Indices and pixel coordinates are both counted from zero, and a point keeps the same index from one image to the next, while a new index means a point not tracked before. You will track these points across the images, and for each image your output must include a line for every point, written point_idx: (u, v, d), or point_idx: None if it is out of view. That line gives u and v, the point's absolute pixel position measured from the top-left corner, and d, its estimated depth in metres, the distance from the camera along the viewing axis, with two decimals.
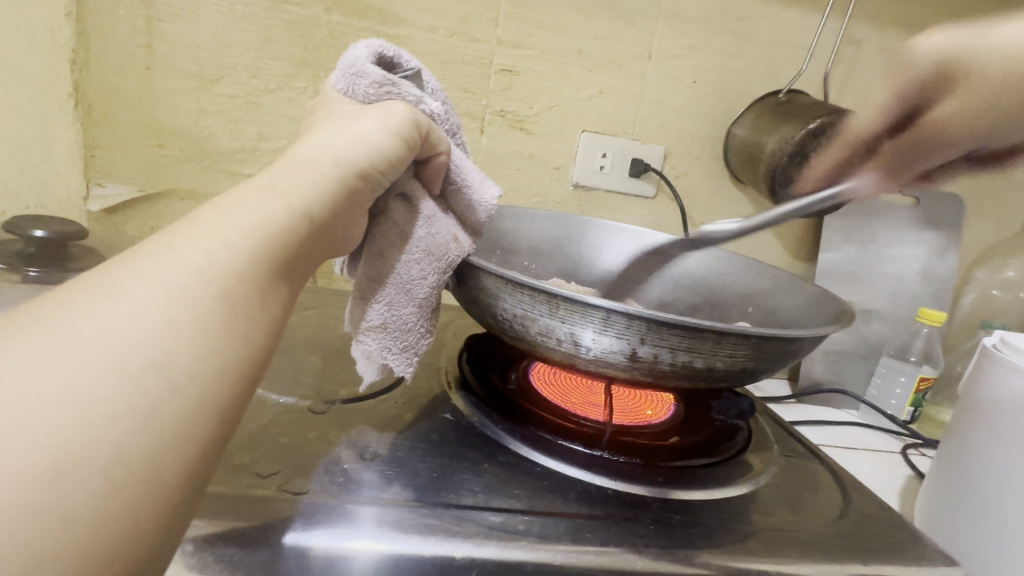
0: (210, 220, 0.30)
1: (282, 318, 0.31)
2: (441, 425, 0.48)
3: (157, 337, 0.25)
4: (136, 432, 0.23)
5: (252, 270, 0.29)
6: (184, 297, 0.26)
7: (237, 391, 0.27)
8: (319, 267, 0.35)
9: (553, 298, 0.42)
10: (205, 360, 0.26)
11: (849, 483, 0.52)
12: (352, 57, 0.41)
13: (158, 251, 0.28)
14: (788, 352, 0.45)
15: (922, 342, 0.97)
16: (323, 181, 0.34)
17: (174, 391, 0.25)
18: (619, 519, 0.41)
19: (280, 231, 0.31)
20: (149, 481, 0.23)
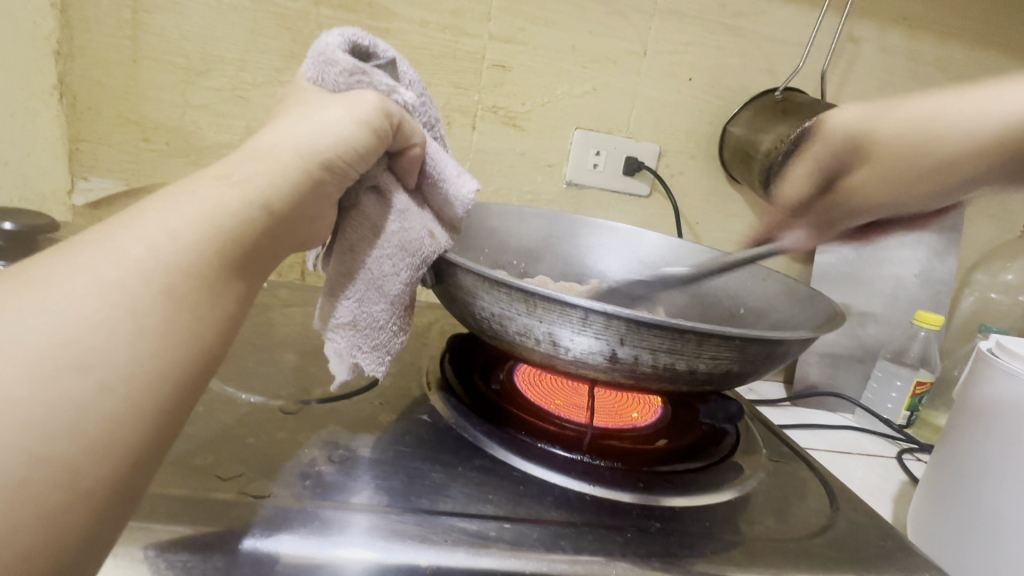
0: (159, 210, 0.28)
1: (238, 315, 0.30)
2: (418, 427, 0.47)
3: (87, 336, 0.24)
4: (57, 436, 0.23)
5: (201, 265, 0.28)
6: (120, 294, 0.25)
7: (179, 393, 0.26)
8: (280, 261, 0.34)
9: (531, 297, 0.40)
10: (141, 361, 0.25)
11: (838, 490, 0.50)
12: (324, 44, 0.39)
13: (102, 243, 0.27)
14: (775, 355, 0.43)
15: (919, 346, 0.95)
16: (283, 172, 0.33)
17: (104, 393, 0.24)
18: (597, 526, 0.39)
19: (233, 223, 0.30)
20: (68, 484, 0.23)
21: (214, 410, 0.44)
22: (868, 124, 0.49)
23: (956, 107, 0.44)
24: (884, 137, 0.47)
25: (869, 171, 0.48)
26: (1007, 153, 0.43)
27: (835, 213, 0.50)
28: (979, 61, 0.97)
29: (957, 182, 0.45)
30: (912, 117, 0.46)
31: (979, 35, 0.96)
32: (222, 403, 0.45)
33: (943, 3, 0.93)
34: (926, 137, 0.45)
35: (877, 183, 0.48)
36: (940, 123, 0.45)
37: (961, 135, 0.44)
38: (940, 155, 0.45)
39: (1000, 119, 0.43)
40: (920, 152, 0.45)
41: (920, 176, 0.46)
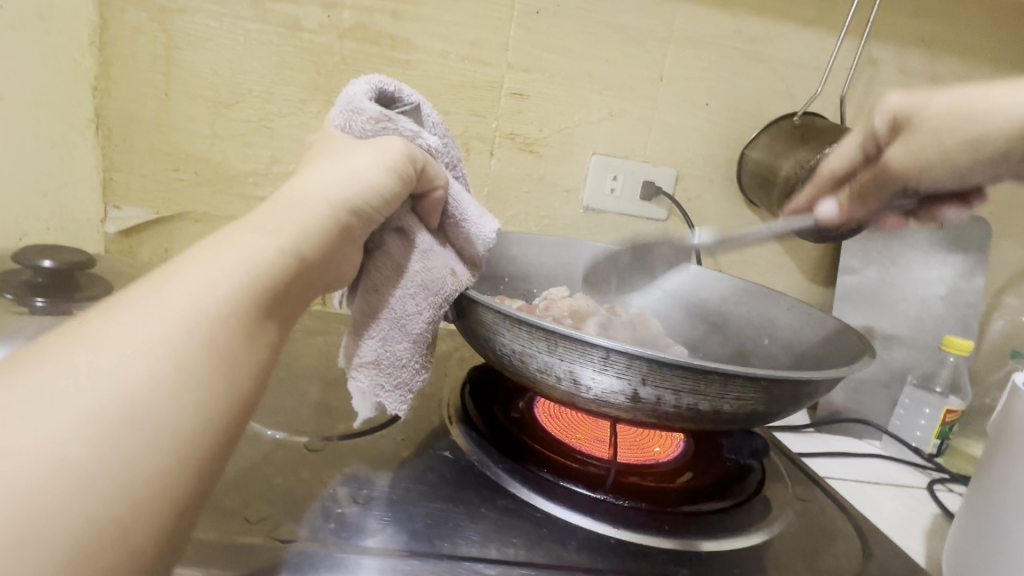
0: (198, 263, 0.29)
1: (270, 363, 0.31)
2: (439, 463, 0.47)
3: (137, 393, 0.25)
4: (110, 494, 0.23)
5: (239, 316, 0.29)
6: (167, 349, 0.26)
7: (218, 444, 0.27)
8: (310, 307, 0.35)
9: (551, 336, 0.40)
10: (185, 415, 0.26)
11: (870, 532, 0.48)
12: (351, 93, 0.41)
13: (143, 299, 0.28)
14: (801, 394, 0.43)
15: (948, 371, 0.94)
16: (316, 220, 0.34)
17: (153, 449, 0.25)
18: (622, 573, 0.38)
19: (270, 274, 0.31)
20: (122, 544, 0.23)
21: (241, 446, 0.44)
22: (913, 108, 0.43)
23: (1000, 95, 0.39)
24: (929, 117, 0.42)
25: (904, 151, 0.43)
26: None
27: (880, 193, 0.46)
28: (1003, 81, 0.96)
29: (999, 166, 0.40)
30: (944, 101, 0.41)
31: (1003, 56, 0.95)
32: (248, 438, 0.45)
33: (964, 23, 0.92)
34: (970, 119, 0.40)
35: (908, 163, 0.43)
36: (979, 107, 0.40)
37: (1004, 117, 0.39)
38: (984, 140, 0.39)
39: (1014, 116, 0.39)
40: (964, 133, 0.40)
41: (956, 157, 0.41)
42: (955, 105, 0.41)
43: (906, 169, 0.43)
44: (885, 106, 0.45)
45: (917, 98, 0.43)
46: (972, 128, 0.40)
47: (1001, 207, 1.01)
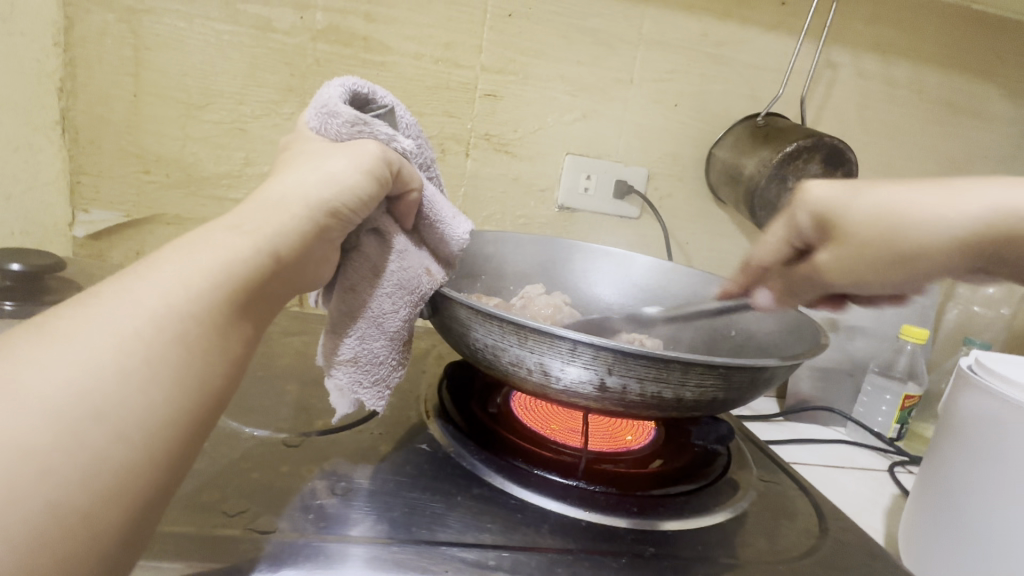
0: (173, 260, 0.30)
1: (243, 358, 0.31)
2: (416, 456, 0.48)
3: (106, 386, 0.26)
4: (72, 483, 0.24)
5: (210, 312, 0.29)
6: (136, 344, 0.27)
7: (187, 437, 0.28)
8: (285, 303, 0.35)
9: (522, 330, 0.42)
10: (154, 408, 0.27)
11: (827, 508, 0.51)
12: (326, 96, 0.41)
13: (118, 294, 0.28)
14: (760, 381, 0.45)
15: (906, 359, 0.98)
16: (290, 221, 0.34)
17: (119, 440, 0.25)
18: (592, 552, 0.40)
19: (243, 272, 0.31)
20: (84, 531, 0.24)
21: (219, 444, 0.45)
22: (832, 208, 0.42)
23: (932, 203, 0.38)
24: (850, 222, 0.41)
25: (835, 254, 0.42)
26: (986, 243, 0.36)
27: (805, 284, 0.47)
28: (953, 83, 1.01)
29: (934, 275, 0.39)
30: (860, 207, 0.40)
31: (952, 59, 1.00)
32: (226, 437, 0.46)
33: (914, 28, 0.97)
34: (900, 231, 0.38)
35: (836, 271, 0.43)
36: (909, 216, 0.38)
37: (934, 227, 0.37)
38: (914, 250, 0.38)
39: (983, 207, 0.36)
40: (899, 241, 0.39)
41: (874, 270, 0.40)
42: (875, 213, 0.39)
43: (841, 272, 0.42)
44: (805, 201, 0.44)
45: (841, 195, 0.42)
46: (909, 231, 0.38)
47: None
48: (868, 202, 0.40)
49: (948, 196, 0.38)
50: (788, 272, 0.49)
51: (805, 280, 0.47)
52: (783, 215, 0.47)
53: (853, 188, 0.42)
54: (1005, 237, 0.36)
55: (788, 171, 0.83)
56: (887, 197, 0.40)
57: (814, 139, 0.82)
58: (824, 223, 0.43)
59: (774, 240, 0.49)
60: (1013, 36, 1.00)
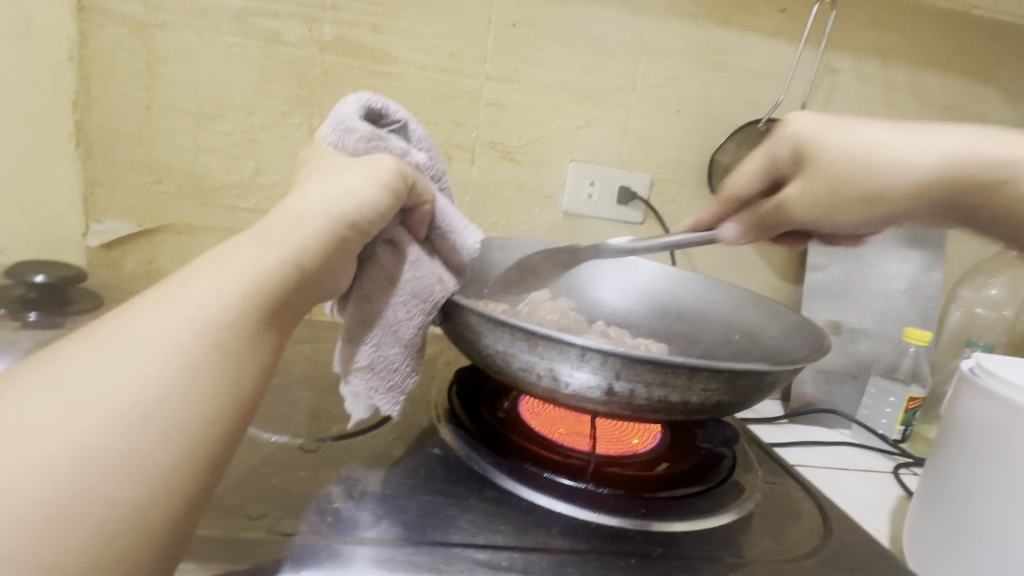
0: (205, 273, 0.32)
1: (270, 365, 0.33)
2: (429, 460, 0.49)
3: (150, 390, 0.27)
4: (125, 482, 0.25)
5: (242, 321, 0.31)
6: (176, 352, 0.28)
7: (223, 439, 0.29)
8: (308, 312, 0.37)
9: (532, 336, 0.43)
10: (194, 411, 0.28)
11: (830, 509, 0.52)
12: (342, 112, 0.43)
13: (155, 305, 0.30)
14: (765, 384, 0.46)
15: (910, 361, 1.00)
16: (313, 233, 0.36)
17: (163, 443, 0.27)
18: (603, 553, 0.41)
19: (270, 282, 0.33)
20: (136, 528, 0.25)
21: (237, 450, 0.46)
22: (814, 137, 0.47)
23: (900, 144, 0.45)
24: (828, 152, 0.46)
25: (807, 180, 0.47)
26: (940, 189, 0.44)
27: (771, 220, 0.50)
28: (952, 87, 1.03)
29: (889, 210, 0.46)
30: (837, 139, 0.46)
31: (951, 63, 1.01)
32: (244, 442, 0.47)
33: (913, 33, 0.98)
34: (874, 165, 0.45)
35: (807, 200, 0.48)
36: (879, 155, 0.45)
37: (901, 166, 0.44)
38: (882, 187, 0.45)
39: (940, 158, 0.44)
40: (867, 176, 0.45)
41: (842, 201, 0.46)
42: (854, 146, 0.45)
43: (814, 205, 0.48)
44: (792, 127, 0.48)
45: (820, 128, 0.47)
46: (883, 168, 0.45)
47: None
48: (844, 135, 0.46)
49: (912, 138, 0.45)
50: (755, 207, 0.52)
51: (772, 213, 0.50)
52: (761, 146, 0.51)
53: (831, 121, 0.47)
54: (957, 182, 0.44)
55: None
56: (863, 133, 0.46)
57: None
58: (801, 154, 0.48)
59: (751, 171, 0.52)
60: (1011, 40, 1.02)
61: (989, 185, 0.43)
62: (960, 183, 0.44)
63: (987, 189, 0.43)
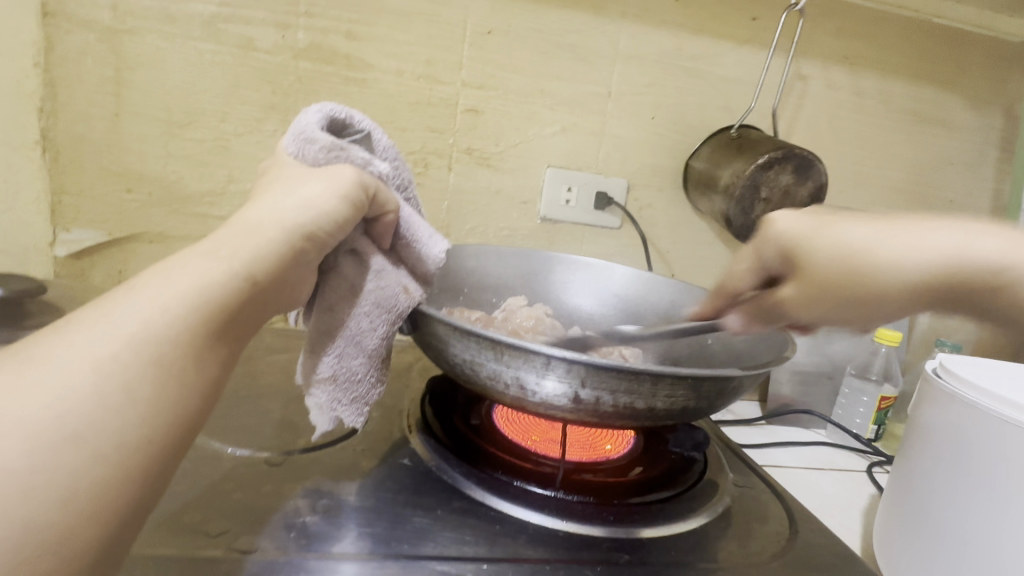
0: (150, 286, 0.31)
1: (221, 380, 0.32)
2: (398, 471, 0.49)
3: (83, 408, 0.26)
4: (50, 502, 0.25)
5: (187, 335, 0.30)
6: (114, 368, 0.28)
7: (163, 457, 0.29)
8: (263, 325, 0.36)
9: (497, 345, 0.43)
10: (130, 429, 0.27)
11: (798, 512, 0.52)
12: (303, 123, 0.43)
13: (97, 318, 0.29)
14: (729, 389, 0.46)
15: (881, 361, 1.02)
16: (266, 245, 0.35)
17: (96, 462, 0.26)
18: (569, 561, 0.41)
19: (219, 295, 0.32)
20: (61, 550, 0.25)
21: (200, 464, 0.45)
22: (801, 239, 0.45)
23: (890, 246, 0.41)
24: (817, 254, 0.43)
25: (797, 284, 0.45)
26: (946, 287, 0.40)
27: (770, 315, 0.48)
28: (918, 93, 1.05)
29: (890, 313, 0.42)
30: (824, 241, 0.43)
31: (916, 70, 1.04)
32: (208, 457, 0.46)
33: (879, 40, 1.01)
34: (863, 269, 0.41)
35: (803, 301, 0.45)
36: (870, 256, 0.41)
37: (896, 268, 0.40)
38: (879, 290, 0.41)
39: (942, 252, 0.39)
40: (859, 280, 0.42)
41: (842, 303, 0.43)
42: (843, 251, 0.42)
43: (812, 304, 0.45)
44: (773, 232, 0.46)
45: (806, 229, 0.45)
46: (877, 272, 0.41)
47: (921, 208, 1.11)
48: (832, 237, 0.43)
49: (901, 240, 0.41)
50: (752, 301, 0.50)
51: (772, 309, 0.48)
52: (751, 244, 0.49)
53: (816, 223, 0.44)
54: (963, 282, 0.39)
55: (760, 182, 0.86)
56: (852, 232, 0.42)
57: (784, 151, 0.85)
58: (789, 254, 0.46)
59: (743, 266, 0.50)
60: (974, 48, 1.05)
61: (994, 287, 0.39)
62: (961, 284, 0.40)
63: (994, 290, 0.39)
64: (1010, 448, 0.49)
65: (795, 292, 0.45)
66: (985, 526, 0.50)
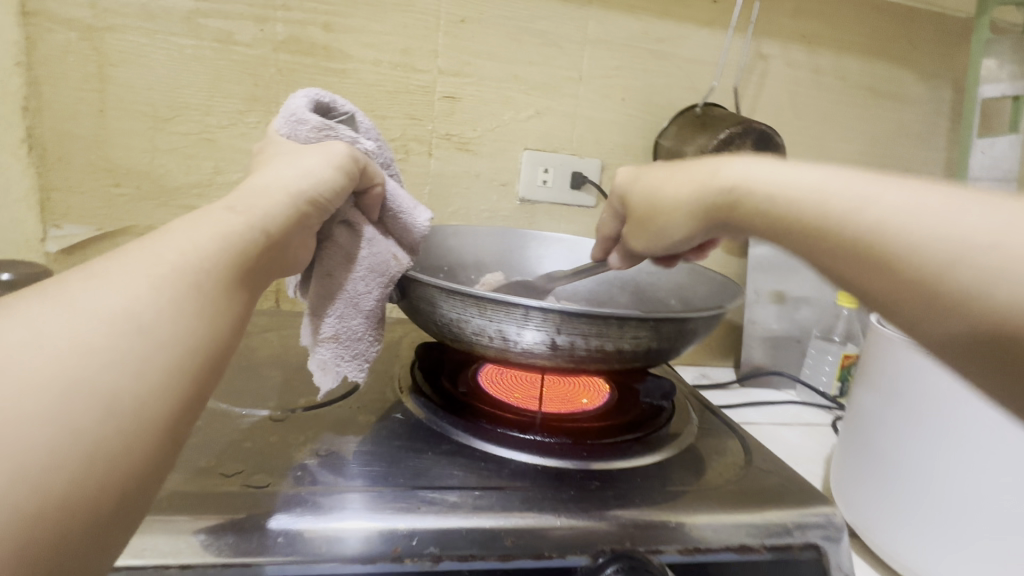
0: (185, 225, 0.34)
1: (251, 302, 0.35)
2: (392, 423, 0.54)
3: (145, 303, 0.29)
4: (127, 373, 0.27)
5: (220, 267, 0.33)
6: (168, 274, 0.30)
7: (214, 354, 0.31)
8: (277, 275, 0.39)
9: (481, 301, 0.48)
10: (185, 323, 0.30)
11: (752, 447, 0.58)
12: (293, 106, 0.47)
13: (145, 243, 0.32)
14: (687, 332, 0.52)
15: (843, 323, 1.11)
16: (276, 206, 0.39)
17: (159, 346, 0.28)
18: (545, 487, 0.46)
19: (245, 235, 0.35)
20: (137, 417, 0.27)
21: (211, 424, 0.49)
22: (628, 186, 0.53)
23: (674, 177, 0.47)
24: (636, 196, 0.52)
25: (633, 226, 0.53)
26: (713, 211, 0.44)
27: (631, 255, 0.56)
28: (873, 69, 1.11)
29: (687, 235, 0.47)
30: (641, 182, 0.51)
31: (869, 48, 1.10)
32: (217, 417, 0.51)
33: (834, 19, 1.07)
34: (658, 199, 0.49)
35: (639, 239, 0.52)
36: (662, 188, 0.48)
37: (676, 196, 0.47)
38: (665, 217, 0.48)
39: (701, 181, 0.45)
40: (658, 207, 0.49)
41: (655, 231, 0.49)
42: (649, 186, 0.50)
43: (633, 236, 0.53)
44: (613, 183, 0.55)
45: (629, 178, 0.53)
46: (667, 200, 0.48)
47: None
48: (647, 176, 0.51)
49: (680, 173, 0.47)
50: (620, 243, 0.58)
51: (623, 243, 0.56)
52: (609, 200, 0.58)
53: (638, 171, 0.52)
54: (722, 205, 0.43)
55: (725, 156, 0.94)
56: (659, 170, 0.50)
57: (744, 125, 0.93)
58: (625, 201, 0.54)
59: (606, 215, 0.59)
60: (922, 25, 1.11)
61: (743, 202, 0.42)
62: (721, 203, 0.43)
63: (741, 205, 0.42)
64: (935, 387, 0.53)
65: (625, 230, 0.54)
66: (937, 467, 0.52)
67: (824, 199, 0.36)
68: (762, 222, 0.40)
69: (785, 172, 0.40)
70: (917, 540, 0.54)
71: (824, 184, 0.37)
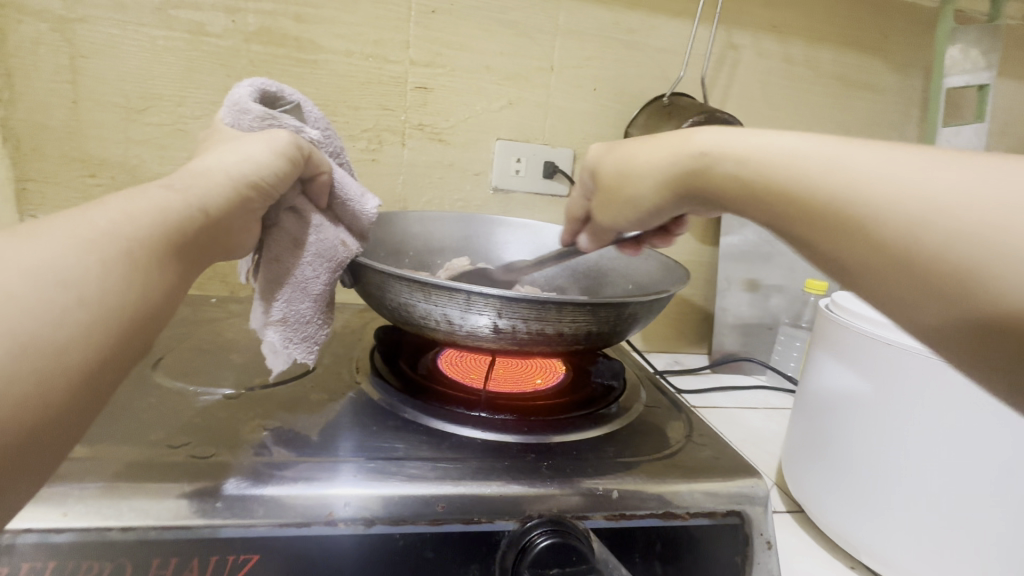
0: (121, 199, 0.36)
1: (183, 278, 0.37)
2: (346, 402, 0.56)
3: (72, 263, 0.30)
4: (47, 323, 0.28)
5: (152, 239, 0.35)
6: (99, 240, 0.32)
7: (137, 322, 0.33)
8: (214, 258, 0.41)
9: (424, 286, 0.50)
10: (109, 287, 0.31)
11: (694, 424, 0.60)
12: (236, 95, 0.48)
13: (80, 212, 0.34)
14: (625, 317, 0.54)
15: (811, 310, 1.14)
16: (216, 187, 0.41)
17: (81, 305, 0.30)
18: (482, 458, 0.48)
19: (181, 213, 0.37)
20: (57, 365, 0.29)
21: (171, 403, 0.51)
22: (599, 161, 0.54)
23: (646, 146, 0.48)
24: (604, 170, 0.53)
25: (600, 203, 0.54)
26: (679, 181, 0.45)
27: (599, 232, 0.57)
28: (844, 58, 1.13)
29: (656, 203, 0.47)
30: (612, 157, 0.52)
31: (839, 37, 1.11)
32: (177, 396, 0.53)
33: (803, 9, 1.08)
34: (625, 170, 0.50)
35: (607, 214, 0.53)
36: (629, 159, 0.49)
37: (644, 167, 0.47)
38: (634, 187, 0.49)
39: (669, 151, 0.45)
40: (628, 178, 0.49)
41: (620, 204, 0.51)
42: (618, 159, 0.51)
43: (599, 215, 0.54)
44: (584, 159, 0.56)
45: (601, 151, 0.54)
46: (633, 171, 0.49)
47: None
48: (617, 150, 0.52)
49: (659, 143, 0.47)
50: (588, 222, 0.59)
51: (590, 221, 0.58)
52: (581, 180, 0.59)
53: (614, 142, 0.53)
54: (691, 174, 0.43)
55: None
56: (628, 143, 0.52)
57: (707, 114, 0.94)
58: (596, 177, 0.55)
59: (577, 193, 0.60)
60: (892, 15, 1.12)
61: (713, 167, 0.42)
62: (696, 171, 0.43)
63: (712, 172, 0.42)
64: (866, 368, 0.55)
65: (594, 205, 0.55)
66: (890, 455, 0.52)
67: (802, 164, 0.36)
68: (739, 187, 0.40)
69: (756, 138, 0.40)
70: (852, 520, 0.56)
71: (798, 147, 0.37)
